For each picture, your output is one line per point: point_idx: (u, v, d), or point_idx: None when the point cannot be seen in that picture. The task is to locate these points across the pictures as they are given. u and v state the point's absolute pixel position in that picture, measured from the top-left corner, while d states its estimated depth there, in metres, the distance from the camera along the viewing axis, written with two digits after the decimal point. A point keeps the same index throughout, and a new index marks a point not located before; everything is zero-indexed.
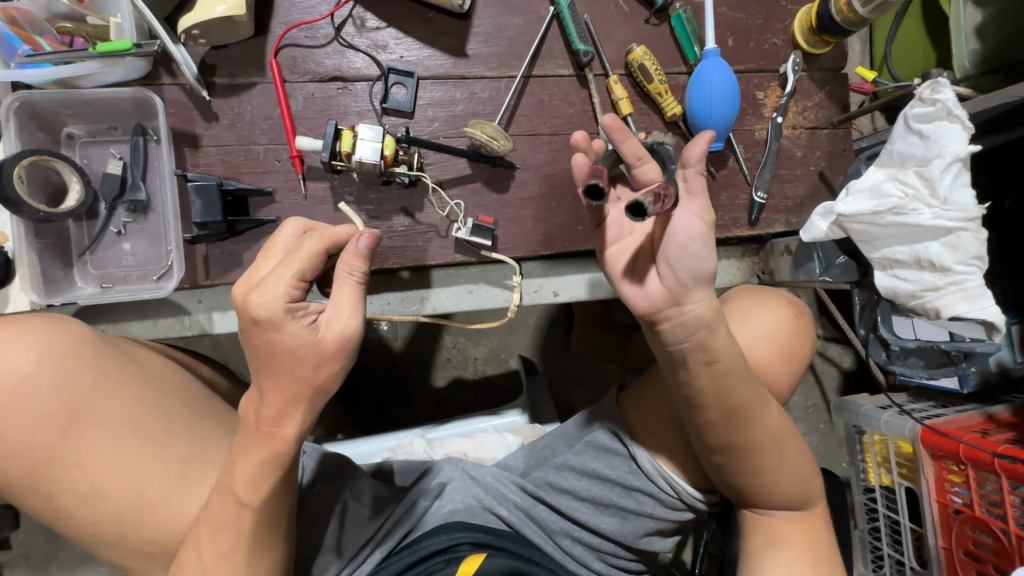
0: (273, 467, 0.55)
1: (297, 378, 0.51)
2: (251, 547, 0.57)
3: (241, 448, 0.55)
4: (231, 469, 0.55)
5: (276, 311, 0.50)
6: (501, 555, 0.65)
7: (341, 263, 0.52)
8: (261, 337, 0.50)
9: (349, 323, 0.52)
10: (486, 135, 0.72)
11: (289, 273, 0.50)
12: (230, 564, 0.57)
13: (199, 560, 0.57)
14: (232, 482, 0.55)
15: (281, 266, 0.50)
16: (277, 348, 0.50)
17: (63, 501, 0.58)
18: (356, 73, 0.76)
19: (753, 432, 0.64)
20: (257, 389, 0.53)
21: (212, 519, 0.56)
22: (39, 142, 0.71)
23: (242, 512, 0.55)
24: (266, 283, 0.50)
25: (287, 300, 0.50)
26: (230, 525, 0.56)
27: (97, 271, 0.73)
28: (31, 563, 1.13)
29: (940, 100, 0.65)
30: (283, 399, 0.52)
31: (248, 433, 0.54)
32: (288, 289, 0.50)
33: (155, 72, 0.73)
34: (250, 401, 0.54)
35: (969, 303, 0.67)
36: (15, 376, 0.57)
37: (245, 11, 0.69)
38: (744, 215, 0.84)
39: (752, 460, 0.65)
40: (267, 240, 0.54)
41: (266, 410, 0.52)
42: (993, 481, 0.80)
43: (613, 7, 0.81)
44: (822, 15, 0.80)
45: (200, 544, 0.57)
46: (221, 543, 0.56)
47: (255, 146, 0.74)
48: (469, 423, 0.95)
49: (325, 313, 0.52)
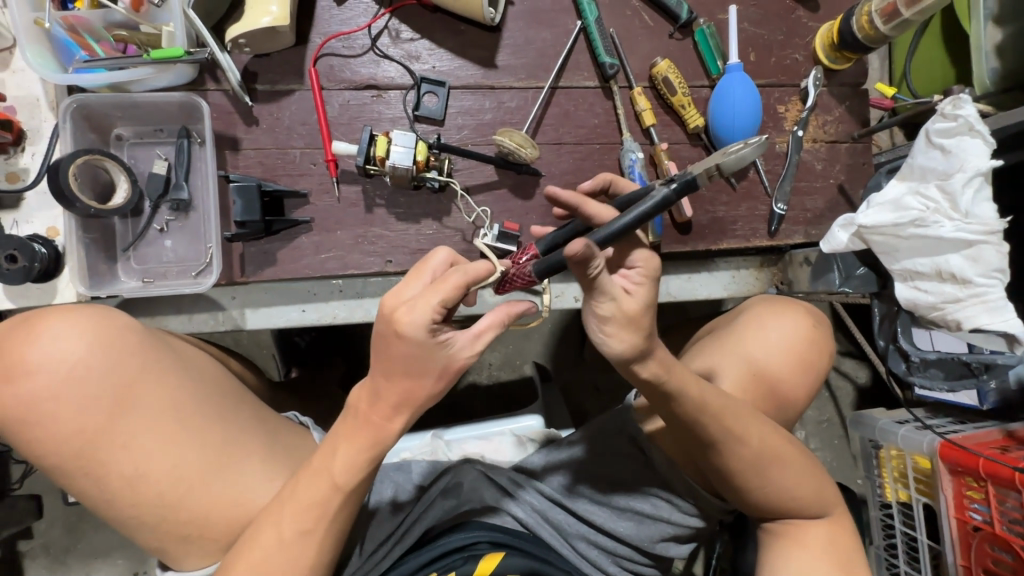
0: (372, 456, 0.58)
1: (419, 385, 0.54)
2: (332, 526, 0.60)
3: (343, 434, 0.58)
4: (333, 451, 0.58)
5: (422, 328, 0.51)
6: (517, 555, 0.69)
7: (501, 306, 0.54)
8: (397, 346, 0.52)
9: (475, 351, 0.54)
10: (514, 143, 0.75)
11: (435, 297, 0.50)
12: (311, 542, 0.59)
13: (281, 536, 0.59)
14: (331, 463, 0.58)
15: (432, 289, 0.50)
16: (408, 361, 0.52)
17: (105, 482, 0.60)
18: (390, 82, 0.79)
19: (748, 454, 0.65)
20: (373, 385, 0.55)
21: (299, 496, 0.59)
22: (91, 142, 0.75)
23: (336, 494, 0.59)
24: (415, 302, 0.50)
25: (431, 324, 0.51)
26: (318, 506, 0.59)
27: (139, 266, 0.76)
28: (51, 554, 1.16)
29: (961, 115, 0.66)
30: (397, 396, 0.55)
31: (354, 419, 0.57)
32: (436, 313, 0.51)
33: (200, 78, 0.76)
34: (364, 392, 0.56)
35: (990, 315, 0.66)
36: (69, 360, 0.59)
37: (289, 21, 0.72)
38: (763, 226, 0.86)
39: (756, 476, 0.66)
40: (421, 262, 0.53)
41: (381, 404, 0.55)
42: (1013, 498, 0.80)
43: (637, 22, 0.84)
44: (844, 31, 0.82)
45: (280, 522, 0.59)
46: (300, 522, 0.59)
47: (292, 150, 0.77)
48: (484, 426, 0.93)
49: (462, 336, 0.54)
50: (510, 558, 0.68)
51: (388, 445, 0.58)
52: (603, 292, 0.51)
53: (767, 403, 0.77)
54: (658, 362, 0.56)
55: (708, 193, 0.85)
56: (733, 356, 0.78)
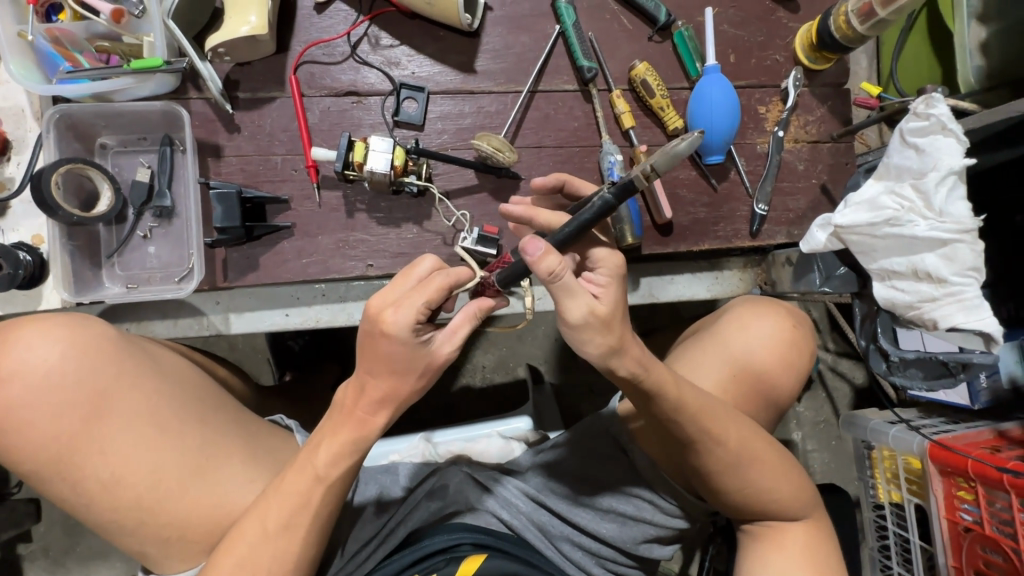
0: (356, 448, 0.59)
1: (396, 383, 0.56)
2: (314, 520, 0.60)
3: (328, 429, 0.59)
4: (316, 447, 0.59)
5: (406, 328, 0.53)
6: (500, 557, 0.69)
7: (474, 303, 0.56)
8: (381, 345, 0.53)
9: (455, 347, 0.56)
10: (492, 147, 0.75)
11: (420, 299, 0.53)
12: (291, 537, 0.60)
13: (262, 536, 0.59)
14: (313, 458, 0.59)
15: (416, 291, 0.53)
16: (388, 358, 0.54)
17: (83, 486, 0.61)
18: (370, 88, 0.80)
19: (719, 458, 0.65)
20: (359, 380, 0.57)
21: (282, 490, 0.59)
22: (75, 152, 0.77)
23: (318, 486, 0.59)
24: (401, 303, 0.52)
25: (416, 325, 0.53)
26: (299, 499, 0.59)
27: (124, 272, 0.78)
28: (50, 556, 1.18)
29: (934, 114, 0.65)
30: (382, 390, 0.56)
31: (338, 416, 0.58)
32: (420, 315, 0.53)
33: (183, 87, 0.78)
34: (351, 390, 0.58)
35: (965, 313, 0.66)
36: (47, 366, 0.61)
37: (268, 30, 0.73)
38: (745, 227, 0.86)
39: (732, 477, 0.67)
40: (406, 268, 0.56)
41: (365, 399, 0.57)
42: (1003, 498, 0.79)
43: (616, 25, 0.84)
44: (822, 31, 0.82)
45: (265, 515, 0.60)
46: (283, 514, 0.59)
47: (274, 156, 0.78)
48: (472, 427, 0.92)
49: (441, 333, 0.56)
50: (492, 561, 0.68)
51: (363, 446, 0.59)
52: (575, 295, 0.52)
53: (747, 402, 0.77)
54: (628, 364, 0.56)
55: (689, 194, 0.85)
56: (715, 355, 0.79)
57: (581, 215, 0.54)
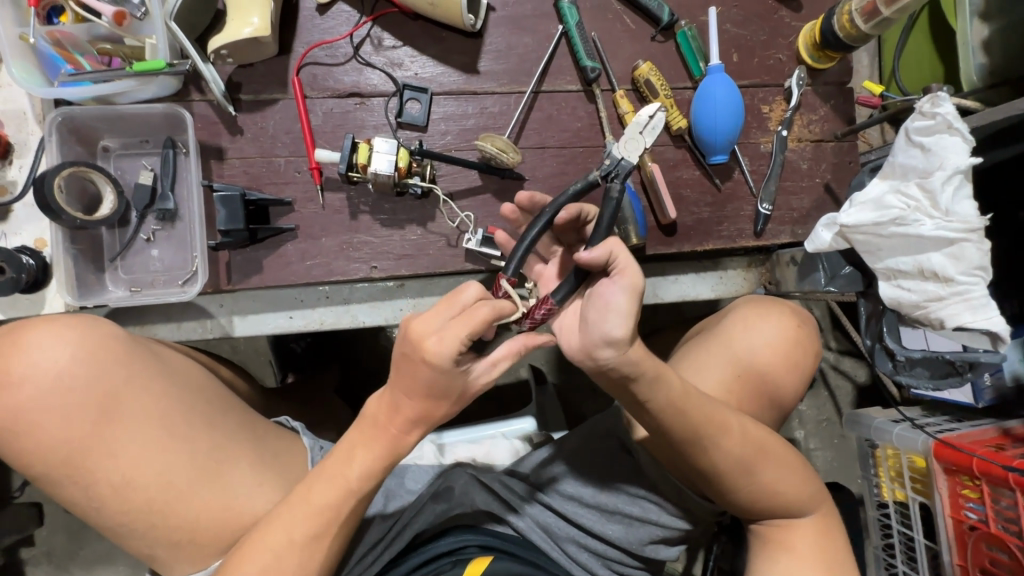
0: (389, 462, 0.59)
1: (431, 404, 0.55)
2: (340, 528, 0.60)
3: (360, 441, 0.59)
4: (348, 457, 0.59)
5: (448, 358, 0.51)
6: (507, 558, 0.69)
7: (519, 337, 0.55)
8: (417, 370, 0.52)
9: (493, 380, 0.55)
10: (496, 148, 0.75)
11: (466, 331, 0.50)
12: (310, 548, 0.60)
13: (275, 546, 0.59)
14: (346, 469, 0.59)
15: (462, 322, 0.51)
16: (425, 381, 0.53)
17: (93, 490, 0.61)
18: (372, 90, 0.80)
19: (724, 459, 0.65)
20: (393, 398, 0.56)
21: (312, 499, 0.59)
22: (78, 155, 0.76)
23: (350, 497, 0.59)
24: (444, 334, 0.50)
25: (457, 355, 0.51)
26: (318, 508, 0.59)
27: (127, 276, 0.77)
28: (54, 560, 1.17)
29: (940, 113, 0.65)
30: (416, 412, 0.56)
31: (366, 425, 0.59)
32: (464, 346, 0.51)
33: (186, 90, 0.77)
34: (383, 406, 0.57)
35: (972, 313, 0.66)
36: (56, 369, 0.60)
37: (270, 32, 0.73)
38: (749, 226, 0.86)
39: (739, 478, 0.66)
40: (451, 294, 0.53)
41: (399, 417, 0.56)
42: (1008, 497, 0.79)
43: (619, 25, 0.84)
44: (825, 30, 0.82)
45: (291, 526, 0.59)
46: (312, 526, 0.59)
47: (277, 158, 0.78)
48: (478, 429, 0.92)
49: (480, 365, 0.54)
50: (500, 561, 0.68)
51: (402, 455, 0.59)
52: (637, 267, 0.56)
53: (752, 403, 0.77)
54: (635, 365, 0.56)
55: (693, 194, 0.85)
56: (719, 356, 0.78)
57: (602, 216, 0.63)
